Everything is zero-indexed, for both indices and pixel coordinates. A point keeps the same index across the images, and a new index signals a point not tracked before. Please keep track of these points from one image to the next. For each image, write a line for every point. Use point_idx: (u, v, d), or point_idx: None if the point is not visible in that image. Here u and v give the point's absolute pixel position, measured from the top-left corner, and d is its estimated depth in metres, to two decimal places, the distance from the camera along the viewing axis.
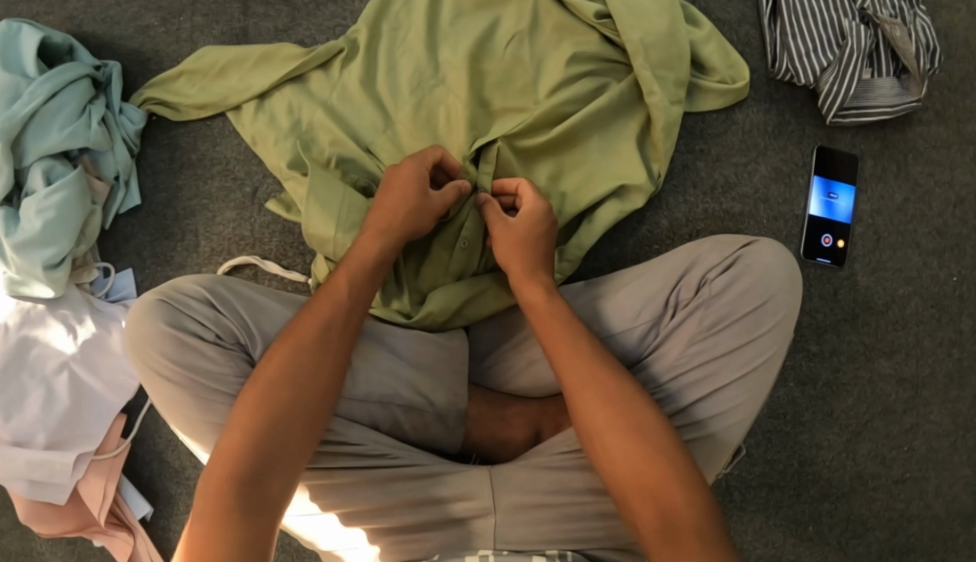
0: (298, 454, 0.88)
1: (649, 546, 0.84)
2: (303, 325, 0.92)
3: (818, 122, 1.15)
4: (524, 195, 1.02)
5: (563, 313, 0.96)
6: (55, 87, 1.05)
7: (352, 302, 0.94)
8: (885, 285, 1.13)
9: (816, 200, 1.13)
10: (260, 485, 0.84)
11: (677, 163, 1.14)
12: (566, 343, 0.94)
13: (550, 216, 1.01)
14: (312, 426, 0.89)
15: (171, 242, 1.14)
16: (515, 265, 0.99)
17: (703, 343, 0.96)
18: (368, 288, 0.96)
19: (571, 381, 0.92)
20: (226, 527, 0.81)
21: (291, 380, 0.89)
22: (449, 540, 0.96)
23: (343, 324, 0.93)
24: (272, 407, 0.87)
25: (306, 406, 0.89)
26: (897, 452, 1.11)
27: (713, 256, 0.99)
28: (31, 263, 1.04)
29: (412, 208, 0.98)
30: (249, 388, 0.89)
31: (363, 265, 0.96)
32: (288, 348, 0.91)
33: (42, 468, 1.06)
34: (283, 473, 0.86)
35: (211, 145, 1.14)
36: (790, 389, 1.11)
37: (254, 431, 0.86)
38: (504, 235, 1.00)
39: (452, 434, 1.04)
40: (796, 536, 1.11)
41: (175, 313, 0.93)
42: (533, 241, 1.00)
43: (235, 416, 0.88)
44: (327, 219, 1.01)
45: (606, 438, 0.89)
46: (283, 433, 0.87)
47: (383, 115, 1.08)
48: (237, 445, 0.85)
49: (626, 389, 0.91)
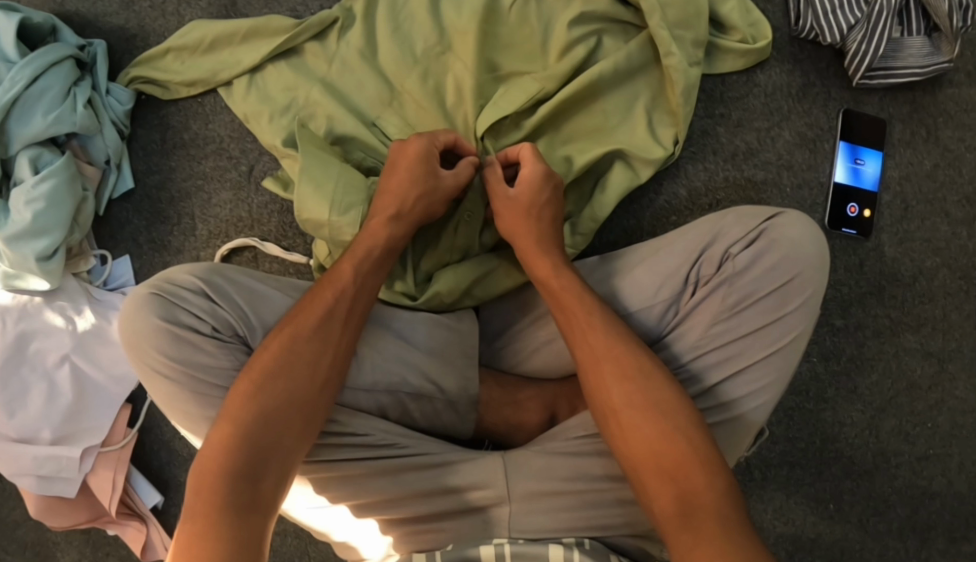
0: (295, 450, 0.84)
1: (666, 529, 0.80)
2: (302, 313, 0.88)
3: (845, 84, 1.09)
4: (523, 161, 0.96)
5: (575, 287, 0.92)
6: (37, 70, 1.00)
7: (355, 290, 0.90)
8: (913, 256, 1.08)
9: (842, 166, 1.08)
10: (255, 480, 0.81)
11: (695, 129, 1.08)
12: (582, 317, 0.90)
13: (550, 179, 0.95)
14: (309, 420, 0.86)
15: (168, 226, 1.10)
16: (521, 239, 0.95)
17: (727, 323, 0.92)
18: (371, 276, 0.92)
19: (585, 359, 0.88)
20: (217, 524, 0.77)
21: (288, 372, 0.85)
22: (465, 530, 0.93)
23: (345, 313, 0.89)
24: (269, 399, 0.84)
25: (304, 399, 0.85)
26: (921, 429, 1.08)
27: (738, 229, 0.94)
28: (23, 256, 1.00)
29: (419, 189, 0.94)
30: (244, 379, 0.85)
31: (370, 252, 0.92)
32: (285, 337, 0.87)
33: (49, 463, 1.04)
34: (279, 469, 0.83)
35: (203, 123, 1.09)
36: (812, 364, 1.08)
37: (248, 424, 0.83)
38: (510, 209, 0.95)
39: (464, 420, 1.00)
40: (817, 514, 1.09)
41: (169, 307, 0.89)
42: (534, 211, 0.95)
43: (228, 407, 0.84)
44: (321, 200, 0.95)
45: (622, 418, 0.85)
46: (279, 427, 0.84)
47: (384, 88, 1.02)
48: (230, 439, 0.82)
49: (642, 367, 0.87)
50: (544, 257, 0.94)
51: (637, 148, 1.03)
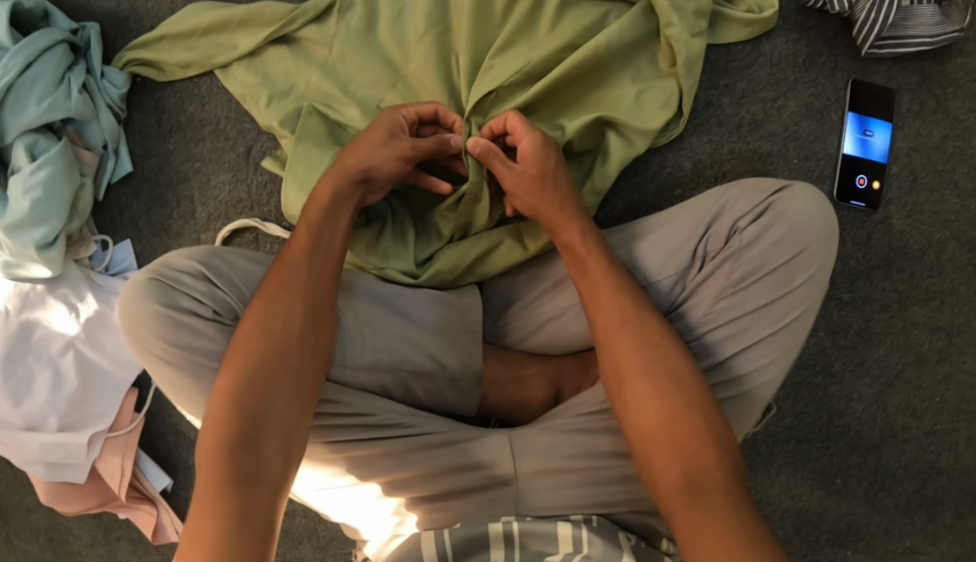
0: (291, 412, 0.81)
1: (670, 502, 0.79)
2: (271, 282, 0.86)
3: (852, 54, 1.06)
4: (514, 129, 0.93)
5: (600, 253, 0.91)
6: (29, 57, 0.98)
7: (316, 248, 0.88)
8: (921, 229, 1.07)
9: (850, 138, 1.06)
10: (254, 448, 0.78)
11: (700, 101, 1.06)
12: (603, 284, 0.88)
13: (549, 144, 0.93)
14: (298, 380, 0.82)
15: (167, 209, 1.09)
16: (542, 205, 0.93)
17: (734, 297, 0.90)
18: (332, 231, 0.89)
19: (606, 323, 0.87)
20: (224, 499, 0.74)
21: (266, 337, 0.83)
22: (471, 510, 0.92)
23: (310, 270, 0.87)
24: (250, 366, 0.81)
25: (287, 359, 0.82)
26: (929, 403, 1.07)
27: (743, 202, 0.93)
28: (23, 245, 1.00)
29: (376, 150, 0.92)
30: (229, 354, 0.82)
31: (322, 206, 0.90)
32: (259, 307, 0.84)
33: (58, 450, 1.05)
34: (277, 432, 0.79)
35: (200, 104, 1.08)
36: (819, 339, 1.08)
37: (238, 394, 0.79)
38: (521, 188, 0.93)
39: (468, 398, 0.99)
40: (824, 489, 1.09)
41: (168, 292, 0.88)
42: (548, 179, 0.93)
43: (218, 384, 0.81)
44: (306, 197, 0.96)
45: (637, 385, 0.83)
46: (269, 392, 0.80)
47: (381, 64, 1.01)
48: (222, 413, 0.79)
49: (665, 337, 0.86)
50: (568, 222, 0.93)
51: (640, 123, 1.00)
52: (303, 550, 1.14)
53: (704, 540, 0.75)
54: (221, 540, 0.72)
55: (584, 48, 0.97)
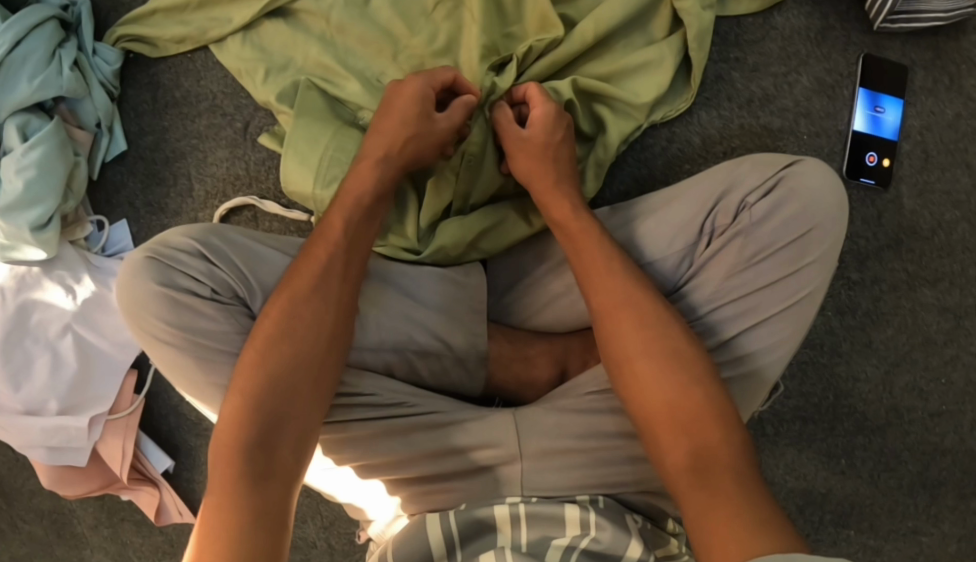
0: (309, 416, 0.80)
1: (680, 487, 0.75)
2: (299, 273, 0.83)
3: (866, 28, 1.04)
4: (531, 100, 0.92)
5: (596, 228, 0.89)
6: (18, 35, 0.95)
7: (348, 240, 0.85)
8: (932, 208, 1.05)
9: (862, 114, 1.03)
10: (270, 451, 0.77)
11: (709, 74, 1.03)
12: (601, 265, 0.86)
13: (564, 118, 0.92)
14: (319, 382, 0.81)
15: (164, 188, 1.07)
16: (539, 181, 0.91)
17: (743, 275, 0.87)
18: (364, 224, 0.87)
19: (602, 306, 0.85)
20: (239, 501, 0.73)
21: (293, 335, 0.80)
22: (476, 491, 0.88)
23: (341, 268, 0.84)
24: (274, 365, 0.79)
25: (310, 360, 0.81)
26: (935, 385, 1.06)
27: (753, 177, 0.89)
28: (18, 227, 0.97)
29: (411, 133, 0.89)
30: (249, 349, 0.80)
31: (360, 199, 0.87)
32: (285, 300, 0.82)
33: (59, 433, 1.03)
34: (295, 437, 0.78)
35: (195, 80, 1.05)
36: (827, 318, 1.06)
37: (257, 395, 0.78)
38: (521, 151, 0.92)
39: (474, 378, 0.96)
40: (829, 469, 1.08)
41: (166, 271, 0.85)
42: (551, 151, 0.91)
43: (237, 381, 0.79)
44: (306, 173, 0.93)
45: (638, 365, 0.81)
46: (289, 394, 0.79)
47: (382, 37, 0.97)
48: (242, 411, 0.77)
49: (662, 314, 0.83)
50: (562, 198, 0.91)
51: (640, 95, 0.97)
52: (306, 530, 1.13)
53: (713, 526, 0.71)
54: (236, 547, 0.70)
55: (580, 22, 0.95)
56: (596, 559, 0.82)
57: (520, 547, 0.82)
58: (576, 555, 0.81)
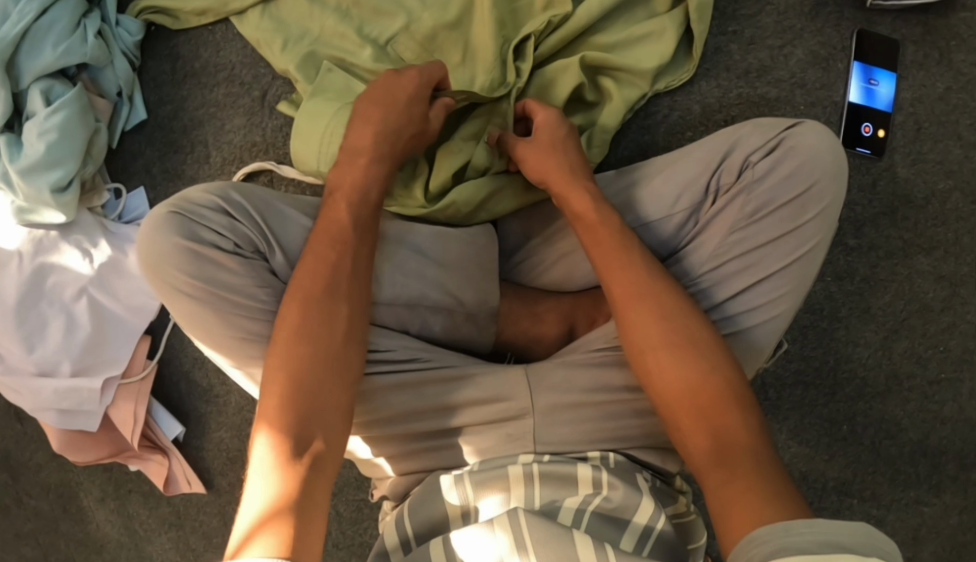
0: (338, 407, 0.78)
1: (702, 469, 0.75)
2: (309, 268, 0.82)
3: (858, 4, 1.08)
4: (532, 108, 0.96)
5: (613, 221, 0.89)
6: (44, 3, 0.99)
7: (355, 234, 0.85)
8: (926, 177, 1.08)
9: (856, 86, 1.07)
10: (305, 441, 0.74)
11: (709, 46, 1.07)
12: (617, 257, 0.86)
13: (566, 120, 0.95)
14: (343, 373, 0.79)
15: (182, 155, 1.09)
16: (553, 173, 0.92)
17: (746, 231, 0.89)
18: (368, 219, 0.86)
19: (620, 295, 0.85)
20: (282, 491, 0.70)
21: (312, 326, 0.79)
22: (487, 444, 0.90)
23: (350, 262, 0.84)
24: (299, 358, 0.78)
25: (332, 351, 0.79)
26: (933, 352, 1.09)
27: (756, 137, 0.92)
28: (38, 189, 0.99)
29: (416, 130, 0.91)
30: (273, 347, 0.79)
31: (364, 195, 0.87)
32: (300, 296, 0.81)
33: (71, 396, 1.04)
34: (327, 427, 0.76)
35: (214, 51, 1.08)
36: (826, 284, 1.09)
37: (287, 388, 0.76)
38: (530, 152, 0.94)
39: (484, 333, 0.98)
40: (830, 435, 1.10)
41: (188, 225, 0.86)
42: (559, 146, 0.94)
43: (266, 380, 0.77)
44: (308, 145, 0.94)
45: (660, 355, 0.81)
46: (317, 386, 0.77)
47: (396, 7, 1.00)
48: (274, 406, 0.75)
49: (677, 303, 0.84)
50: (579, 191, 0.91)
51: (640, 64, 1.01)
52: None
53: (729, 497, 0.71)
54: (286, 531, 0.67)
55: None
56: (607, 518, 0.81)
57: (532, 504, 0.82)
58: (588, 515, 0.80)
